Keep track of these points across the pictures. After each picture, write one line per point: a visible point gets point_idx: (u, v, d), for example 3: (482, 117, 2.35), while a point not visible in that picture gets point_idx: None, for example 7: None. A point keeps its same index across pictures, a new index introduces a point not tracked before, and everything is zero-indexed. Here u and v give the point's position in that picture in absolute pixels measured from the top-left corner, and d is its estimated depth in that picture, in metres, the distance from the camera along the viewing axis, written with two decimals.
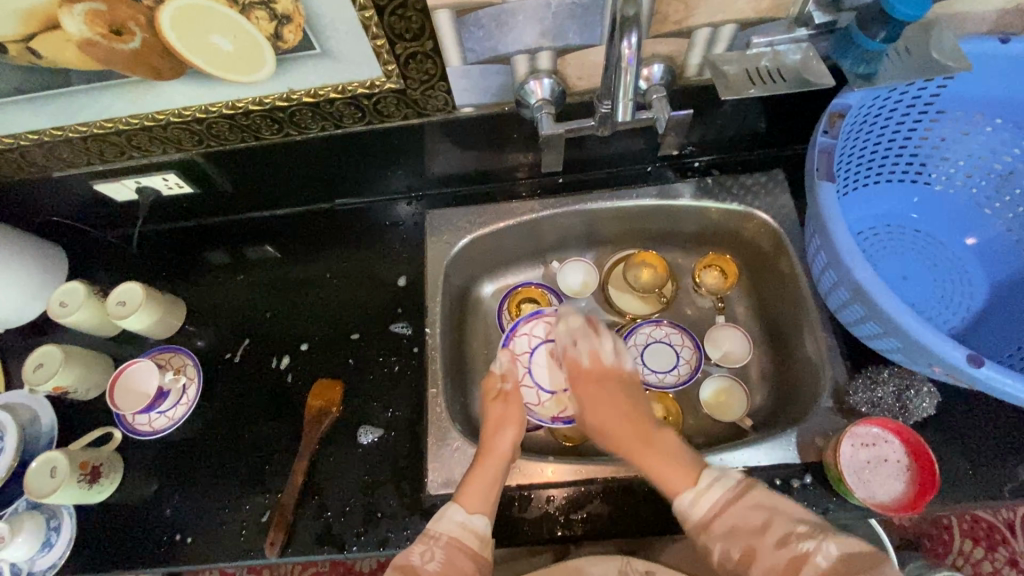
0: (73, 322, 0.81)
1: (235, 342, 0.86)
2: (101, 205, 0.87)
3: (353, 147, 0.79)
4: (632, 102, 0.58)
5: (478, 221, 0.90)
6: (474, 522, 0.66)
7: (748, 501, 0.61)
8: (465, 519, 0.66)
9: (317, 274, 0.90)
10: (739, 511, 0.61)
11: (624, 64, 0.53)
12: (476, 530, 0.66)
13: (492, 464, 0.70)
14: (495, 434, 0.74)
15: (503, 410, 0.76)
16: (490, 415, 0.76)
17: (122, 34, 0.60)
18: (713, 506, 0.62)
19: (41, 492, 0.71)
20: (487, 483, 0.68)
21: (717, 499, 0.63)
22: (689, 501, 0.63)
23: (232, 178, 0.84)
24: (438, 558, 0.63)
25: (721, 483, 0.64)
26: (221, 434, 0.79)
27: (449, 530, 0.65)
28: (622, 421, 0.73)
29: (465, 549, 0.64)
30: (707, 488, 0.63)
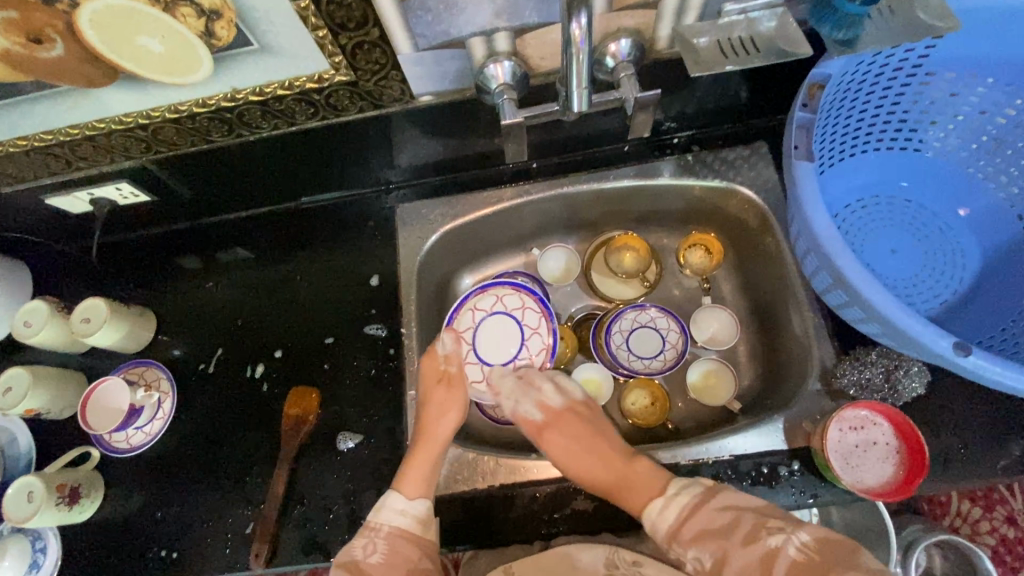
0: (38, 342, 0.78)
1: (208, 353, 0.83)
2: (57, 218, 0.83)
3: (310, 144, 0.75)
4: (588, 89, 0.55)
5: (450, 212, 0.86)
6: (415, 507, 0.66)
7: (715, 503, 0.62)
8: (405, 505, 0.66)
9: (287, 276, 0.87)
10: (711, 508, 0.62)
11: (575, 46, 0.50)
12: (418, 514, 0.66)
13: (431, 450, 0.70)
14: (433, 426, 0.72)
15: (433, 411, 0.73)
16: (425, 414, 0.73)
17: (43, 42, 0.56)
18: (681, 513, 0.63)
19: (21, 517, 0.70)
20: (424, 469, 0.68)
21: (682, 506, 0.63)
22: (656, 513, 0.64)
23: (189, 183, 0.81)
24: (379, 550, 0.64)
25: (688, 490, 0.64)
26: (200, 445, 0.78)
27: (389, 519, 0.66)
28: (591, 466, 0.69)
29: (408, 536, 0.65)
30: (676, 496, 0.64)
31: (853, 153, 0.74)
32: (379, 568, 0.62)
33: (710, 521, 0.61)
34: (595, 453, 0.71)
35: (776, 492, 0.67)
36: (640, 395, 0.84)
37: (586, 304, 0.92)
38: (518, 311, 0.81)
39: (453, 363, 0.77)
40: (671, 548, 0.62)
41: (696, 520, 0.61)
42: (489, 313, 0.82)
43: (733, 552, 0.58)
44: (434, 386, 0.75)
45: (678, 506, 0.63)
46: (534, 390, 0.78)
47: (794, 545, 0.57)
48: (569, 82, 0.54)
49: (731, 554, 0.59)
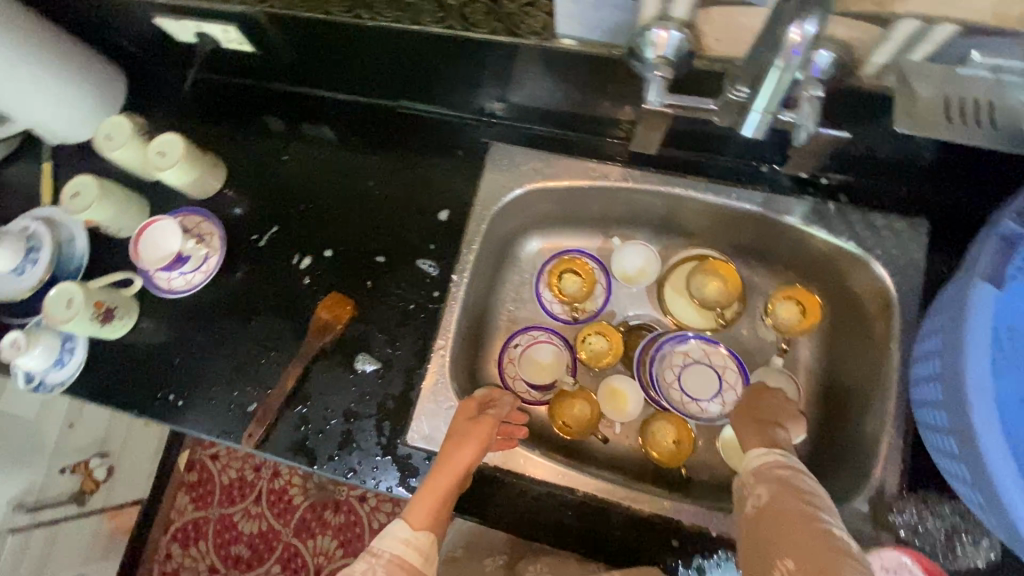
0: (115, 158, 0.78)
1: (263, 226, 0.81)
2: (162, 40, 0.80)
3: (429, 48, 0.67)
4: (773, 115, 0.49)
5: (547, 170, 0.78)
6: (419, 538, 0.57)
7: (785, 469, 0.55)
8: (409, 535, 0.56)
9: (361, 177, 0.83)
10: (786, 469, 0.55)
11: (787, 55, 0.41)
12: (422, 548, 0.56)
13: (445, 480, 0.61)
14: (449, 471, 0.62)
15: (455, 439, 0.65)
16: (444, 445, 0.65)
17: None
18: (761, 463, 0.57)
19: (56, 318, 0.72)
20: (436, 495, 0.60)
21: (770, 457, 0.57)
22: (755, 452, 0.59)
23: (296, 48, 0.75)
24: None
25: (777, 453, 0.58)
26: (230, 312, 0.79)
27: (390, 547, 0.55)
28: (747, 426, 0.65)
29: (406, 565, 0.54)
30: (766, 451, 0.58)
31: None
32: None
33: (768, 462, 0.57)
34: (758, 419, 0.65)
35: None
36: (665, 429, 0.78)
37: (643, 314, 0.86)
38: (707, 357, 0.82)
39: (492, 408, 0.70)
40: (744, 481, 0.57)
41: (782, 469, 0.55)
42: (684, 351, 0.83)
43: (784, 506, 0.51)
44: (460, 416, 0.68)
45: (770, 457, 0.57)
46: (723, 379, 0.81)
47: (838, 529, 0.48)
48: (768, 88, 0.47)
49: (784, 496, 0.51)
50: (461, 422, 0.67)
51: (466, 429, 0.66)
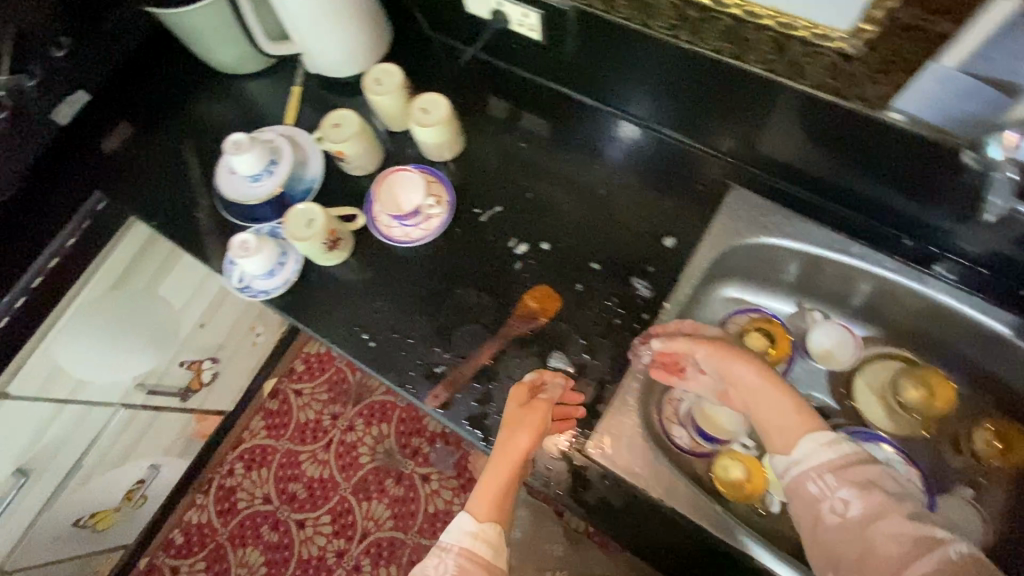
0: (377, 102, 0.82)
1: (488, 203, 0.84)
2: (447, 6, 0.84)
3: (728, 81, 0.68)
4: None
5: (783, 228, 0.78)
6: (483, 530, 0.61)
7: (858, 469, 0.54)
8: (473, 528, 0.61)
9: (590, 182, 0.83)
10: (857, 467, 0.54)
11: None
12: (489, 539, 0.60)
13: (502, 473, 0.64)
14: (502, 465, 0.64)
15: (509, 429, 0.66)
16: (503, 432, 0.66)
17: None
18: (825, 463, 0.56)
19: (295, 234, 0.76)
20: (500, 488, 0.63)
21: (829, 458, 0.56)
22: (812, 446, 0.57)
23: (580, 46, 0.77)
24: (449, 571, 0.58)
25: (835, 446, 0.56)
26: (437, 274, 0.81)
27: (458, 541, 0.60)
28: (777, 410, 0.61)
29: (477, 559, 0.59)
30: (822, 446, 0.56)
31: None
32: None
33: (892, 487, 0.53)
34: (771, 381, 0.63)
35: None
36: None
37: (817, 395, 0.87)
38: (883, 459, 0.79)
39: (543, 393, 0.69)
40: (817, 478, 0.55)
41: (864, 468, 0.54)
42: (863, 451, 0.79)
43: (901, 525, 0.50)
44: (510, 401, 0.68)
45: (843, 451, 0.56)
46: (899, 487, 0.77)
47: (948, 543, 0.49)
48: None
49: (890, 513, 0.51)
50: (511, 413, 0.67)
51: (515, 415, 0.67)
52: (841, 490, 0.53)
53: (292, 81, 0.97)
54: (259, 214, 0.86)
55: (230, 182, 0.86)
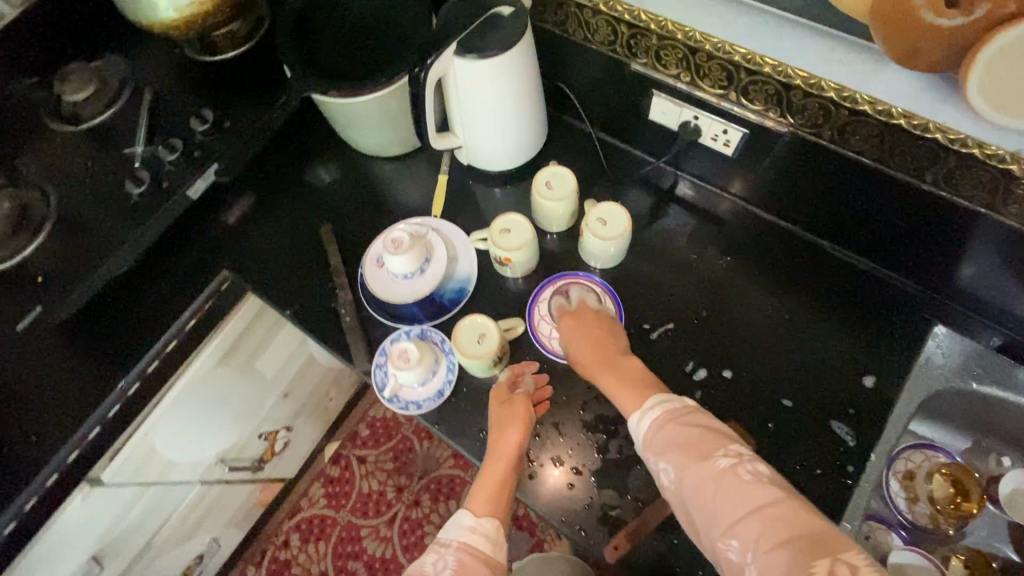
0: (547, 208, 0.78)
1: (659, 319, 0.78)
2: (625, 109, 0.81)
3: (963, 230, 0.63)
4: None
5: (987, 375, 0.73)
6: (483, 526, 0.58)
7: (681, 420, 0.55)
8: (474, 522, 0.58)
9: (770, 304, 0.78)
10: (679, 422, 0.55)
11: None
12: (488, 534, 0.58)
13: (495, 476, 0.64)
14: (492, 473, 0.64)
15: (499, 434, 0.68)
16: (492, 438, 0.68)
17: (956, 7, 0.46)
18: (650, 424, 0.57)
19: (464, 350, 0.71)
20: (494, 485, 0.63)
21: (650, 417, 0.58)
22: (637, 419, 0.59)
23: (779, 167, 0.73)
24: (450, 567, 0.54)
25: (665, 403, 0.58)
26: (607, 398, 0.74)
27: (457, 537, 0.57)
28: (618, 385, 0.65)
29: (477, 554, 0.56)
30: (649, 411, 0.58)
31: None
32: None
33: (710, 466, 0.49)
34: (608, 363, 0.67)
35: None
36: None
37: (1003, 550, 0.79)
38: None
39: (519, 388, 0.72)
40: (652, 454, 0.56)
41: (688, 425, 0.54)
42: None
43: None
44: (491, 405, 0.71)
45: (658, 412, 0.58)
46: None
47: (747, 468, 0.48)
48: None
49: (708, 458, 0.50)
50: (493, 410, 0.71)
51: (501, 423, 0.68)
52: (740, 519, 0.45)
53: (436, 168, 0.93)
54: (407, 315, 0.80)
55: (381, 278, 0.81)
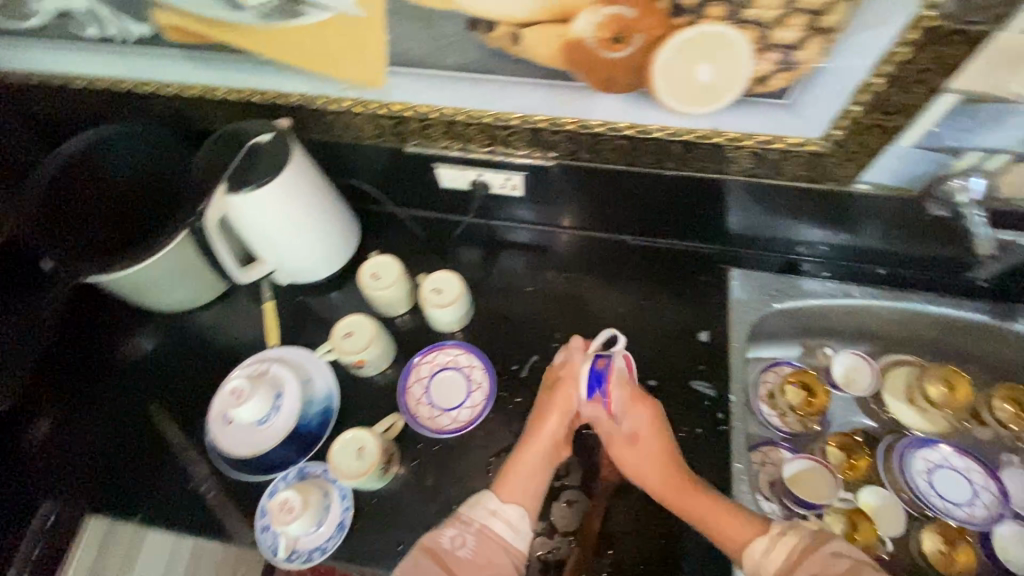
0: (382, 296, 0.78)
1: (523, 357, 0.82)
2: (419, 182, 0.85)
3: (712, 192, 0.76)
4: None
5: (787, 290, 0.86)
6: (506, 512, 0.67)
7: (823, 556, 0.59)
8: (514, 519, 0.67)
9: (607, 304, 0.86)
10: (825, 553, 0.59)
11: None
12: (509, 520, 0.67)
13: (537, 477, 0.70)
14: (533, 475, 0.70)
15: (540, 423, 0.72)
16: (531, 422, 0.73)
17: (619, 43, 0.56)
18: (784, 563, 0.61)
19: (347, 472, 0.67)
20: (528, 477, 0.69)
21: (786, 553, 0.62)
22: (760, 554, 0.62)
23: (564, 192, 0.82)
24: (467, 545, 0.66)
25: (794, 533, 0.63)
26: (505, 449, 0.75)
27: (481, 517, 0.67)
28: (661, 477, 0.70)
29: (495, 537, 0.66)
30: (779, 539, 0.63)
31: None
32: (466, 565, 0.64)
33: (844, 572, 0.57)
34: (669, 469, 0.71)
35: None
36: (932, 539, 0.81)
37: (860, 421, 0.92)
38: (951, 466, 0.85)
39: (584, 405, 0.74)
40: None
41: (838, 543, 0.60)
42: (933, 466, 0.85)
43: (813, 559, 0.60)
44: (544, 394, 0.74)
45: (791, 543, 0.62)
46: (974, 486, 0.84)
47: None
48: None
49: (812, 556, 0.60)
50: (555, 415, 0.72)
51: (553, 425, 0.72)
52: None
53: (259, 298, 0.88)
54: (276, 460, 0.73)
55: (233, 436, 0.74)
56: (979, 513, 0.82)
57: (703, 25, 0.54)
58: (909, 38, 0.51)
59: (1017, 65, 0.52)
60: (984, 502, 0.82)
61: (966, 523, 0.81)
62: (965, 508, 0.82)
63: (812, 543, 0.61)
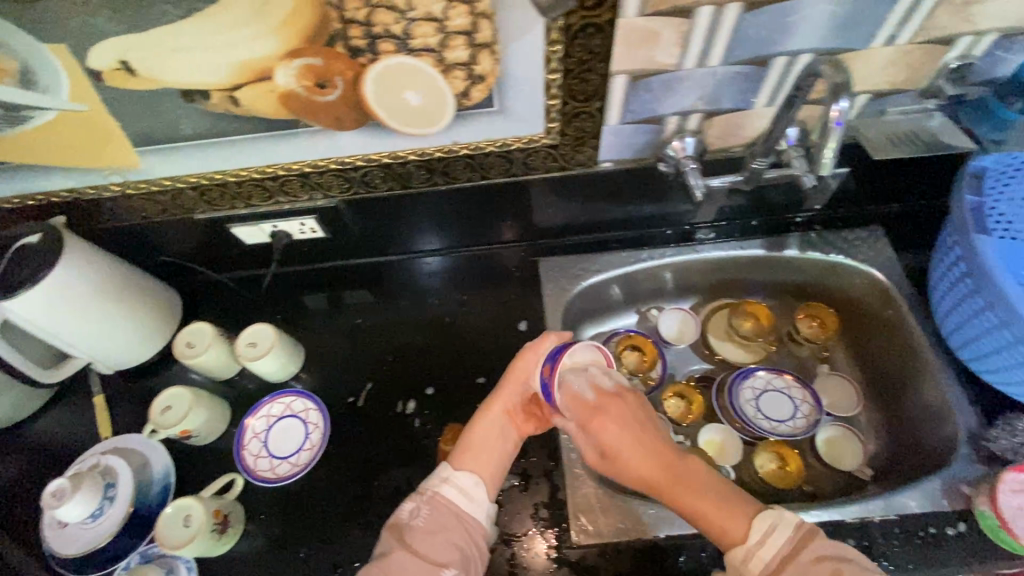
0: (198, 363, 0.80)
1: (357, 387, 0.84)
2: (226, 245, 0.88)
3: (489, 197, 0.83)
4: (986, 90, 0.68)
5: (593, 267, 0.94)
6: (461, 480, 0.68)
7: (810, 554, 0.55)
8: (469, 486, 0.67)
9: (434, 318, 0.91)
10: (804, 560, 0.55)
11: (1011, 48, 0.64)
12: (465, 488, 0.67)
13: (493, 449, 0.71)
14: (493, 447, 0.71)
15: (508, 390, 0.75)
16: (503, 389, 0.75)
17: (324, 87, 0.62)
18: (775, 556, 0.56)
19: (173, 543, 0.67)
20: (486, 452, 0.70)
21: (778, 547, 0.57)
22: (752, 543, 0.57)
23: (363, 225, 0.86)
24: (423, 514, 0.65)
25: (782, 529, 0.58)
26: (349, 479, 0.77)
27: (436, 487, 0.68)
28: (637, 455, 0.67)
29: (455, 512, 0.65)
30: (768, 533, 0.58)
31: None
32: (420, 532, 0.63)
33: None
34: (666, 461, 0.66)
35: (945, 554, 0.68)
36: (768, 458, 0.88)
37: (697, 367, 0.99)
38: (773, 387, 0.93)
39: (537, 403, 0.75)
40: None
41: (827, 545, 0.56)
42: (759, 391, 0.93)
43: (798, 562, 0.55)
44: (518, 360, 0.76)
45: (779, 541, 0.57)
46: (794, 400, 0.92)
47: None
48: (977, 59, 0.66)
49: (798, 557, 0.55)
50: (509, 382, 0.75)
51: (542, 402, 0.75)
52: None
53: (89, 393, 0.87)
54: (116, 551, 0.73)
55: (67, 536, 0.73)
56: (803, 423, 0.90)
57: (386, 58, 0.60)
58: (554, 38, 0.59)
59: (651, 42, 0.60)
60: (805, 412, 0.90)
61: (793, 435, 0.88)
62: (791, 422, 0.90)
63: (798, 545, 0.56)
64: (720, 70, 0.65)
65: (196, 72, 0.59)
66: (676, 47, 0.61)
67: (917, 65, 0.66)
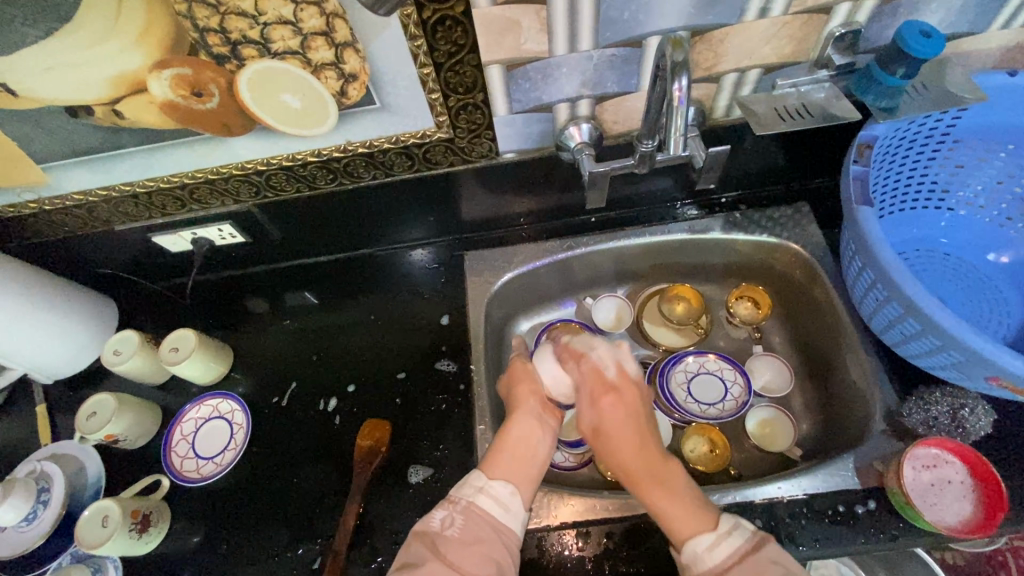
0: (124, 370, 0.83)
1: (282, 387, 0.86)
2: (155, 254, 0.90)
3: (401, 195, 0.83)
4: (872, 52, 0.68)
5: (517, 258, 0.93)
6: (494, 488, 0.66)
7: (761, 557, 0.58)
8: (499, 492, 0.66)
9: (362, 316, 0.92)
10: (758, 558, 0.58)
11: (897, 6, 0.63)
12: (497, 496, 0.66)
13: (523, 455, 0.70)
14: (525, 447, 0.71)
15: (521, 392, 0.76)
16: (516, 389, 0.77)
17: (202, 96, 0.64)
18: (726, 559, 0.59)
19: (92, 543, 0.70)
20: (512, 458, 0.69)
21: (731, 552, 0.59)
22: (704, 545, 0.60)
23: (284, 228, 0.88)
24: (456, 523, 0.63)
25: (739, 534, 0.61)
26: (270, 476, 0.79)
27: (468, 495, 0.66)
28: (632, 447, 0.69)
29: (486, 516, 0.64)
30: (724, 537, 0.60)
31: (913, 207, 0.79)
32: (454, 542, 0.61)
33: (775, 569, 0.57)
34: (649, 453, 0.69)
35: (856, 532, 0.66)
36: (698, 441, 0.85)
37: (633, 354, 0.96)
38: (705, 370, 0.92)
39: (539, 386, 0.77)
40: None
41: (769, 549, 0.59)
42: (692, 375, 0.91)
43: (746, 563, 0.58)
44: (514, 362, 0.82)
45: (730, 548, 0.59)
46: (726, 382, 0.90)
47: None
48: (868, 18, 0.65)
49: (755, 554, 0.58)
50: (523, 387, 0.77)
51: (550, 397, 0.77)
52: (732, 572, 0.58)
53: (32, 403, 0.90)
54: (47, 553, 0.75)
55: (5, 539, 0.76)
56: (735, 406, 0.88)
57: (255, 63, 0.61)
58: (414, 32, 0.59)
59: (514, 30, 0.61)
60: (736, 394, 0.89)
61: (724, 417, 0.86)
62: (722, 404, 0.89)
63: (750, 550, 0.59)
64: (596, 53, 0.64)
65: (74, 89, 0.62)
66: (541, 34, 0.62)
67: (799, 36, 0.65)
